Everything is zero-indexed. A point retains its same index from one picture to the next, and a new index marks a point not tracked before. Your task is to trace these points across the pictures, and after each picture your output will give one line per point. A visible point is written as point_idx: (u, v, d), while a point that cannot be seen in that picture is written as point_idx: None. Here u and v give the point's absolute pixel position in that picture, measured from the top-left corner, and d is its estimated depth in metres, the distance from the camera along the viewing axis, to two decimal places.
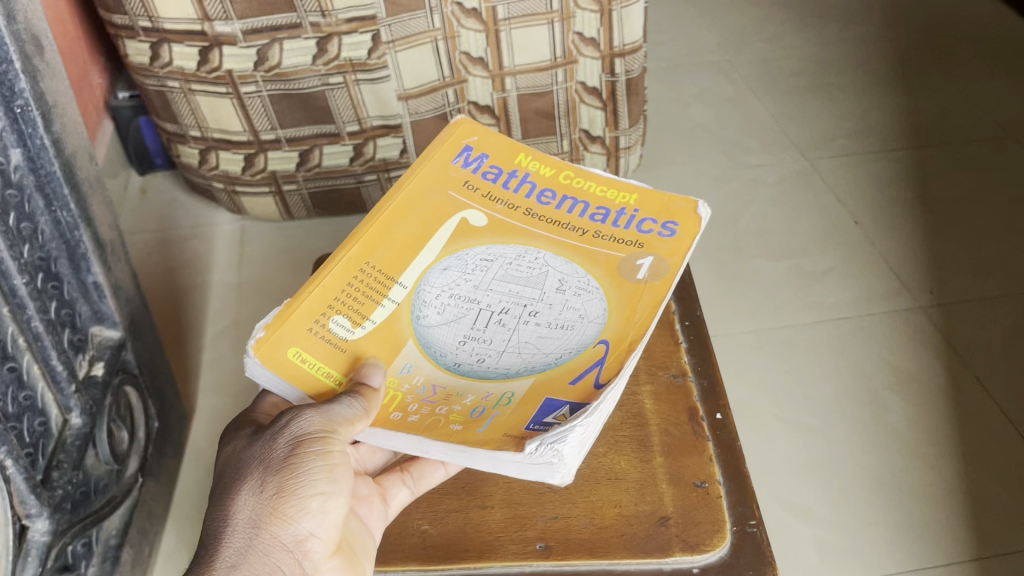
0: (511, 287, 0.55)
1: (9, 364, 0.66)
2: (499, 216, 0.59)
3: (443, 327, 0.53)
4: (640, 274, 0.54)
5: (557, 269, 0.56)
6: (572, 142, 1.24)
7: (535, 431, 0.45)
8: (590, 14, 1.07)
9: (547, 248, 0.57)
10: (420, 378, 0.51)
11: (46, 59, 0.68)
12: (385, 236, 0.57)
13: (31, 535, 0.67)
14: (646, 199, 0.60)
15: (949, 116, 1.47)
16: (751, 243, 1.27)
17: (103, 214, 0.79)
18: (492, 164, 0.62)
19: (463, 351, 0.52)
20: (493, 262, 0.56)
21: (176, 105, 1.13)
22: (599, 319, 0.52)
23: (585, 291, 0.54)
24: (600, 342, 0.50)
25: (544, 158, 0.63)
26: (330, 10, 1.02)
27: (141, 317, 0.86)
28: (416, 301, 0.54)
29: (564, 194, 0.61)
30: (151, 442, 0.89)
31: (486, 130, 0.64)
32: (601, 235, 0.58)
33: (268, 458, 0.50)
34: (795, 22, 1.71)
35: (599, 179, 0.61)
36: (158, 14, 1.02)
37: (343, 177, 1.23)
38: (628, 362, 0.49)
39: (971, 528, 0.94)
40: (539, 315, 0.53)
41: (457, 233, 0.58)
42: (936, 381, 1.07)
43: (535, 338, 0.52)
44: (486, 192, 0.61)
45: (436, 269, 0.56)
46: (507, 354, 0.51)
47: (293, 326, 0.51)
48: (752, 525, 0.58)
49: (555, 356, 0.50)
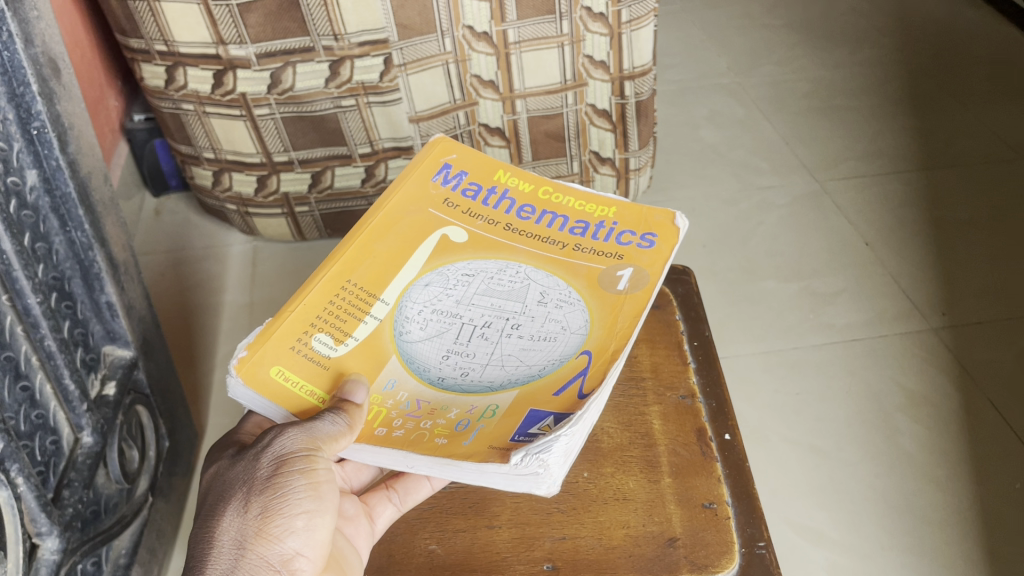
0: (493, 302, 0.55)
1: (22, 383, 0.66)
2: (479, 232, 0.59)
3: (426, 341, 0.53)
4: (619, 286, 0.55)
5: (538, 281, 0.56)
6: (582, 163, 1.25)
7: (521, 442, 0.45)
8: (600, 38, 1.09)
9: (528, 262, 0.57)
10: (404, 393, 0.50)
11: (62, 82, 0.70)
12: (365, 256, 0.57)
13: (41, 553, 0.67)
14: (624, 212, 0.61)
15: (960, 138, 1.47)
16: (762, 264, 1.27)
17: (117, 235, 0.80)
18: (471, 181, 0.62)
19: (447, 365, 0.51)
20: (475, 277, 0.56)
21: (190, 127, 1.14)
22: (580, 331, 0.52)
23: (567, 303, 0.54)
24: (583, 354, 0.50)
25: (521, 174, 0.63)
26: (343, 34, 1.04)
27: (152, 336, 0.87)
28: (399, 317, 0.54)
29: (542, 209, 0.60)
30: (161, 462, 0.90)
31: (466, 148, 0.64)
32: (581, 247, 0.58)
33: (249, 479, 0.49)
34: (804, 44, 1.72)
35: (577, 195, 0.61)
36: (173, 38, 1.03)
37: (354, 199, 1.24)
38: (612, 374, 0.49)
39: (984, 552, 0.92)
40: (522, 328, 0.53)
41: (438, 250, 0.58)
42: (948, 404, 1.07)
43: (517, 350, 0.52)
44: (466, 208, 0.60)
45: (418, 285, 0.56)
46: (490, 366, 0.51)
47: (275, 346, 0.51)
48: (760, 547, 0.57)
49: (537, 367, 0.50)
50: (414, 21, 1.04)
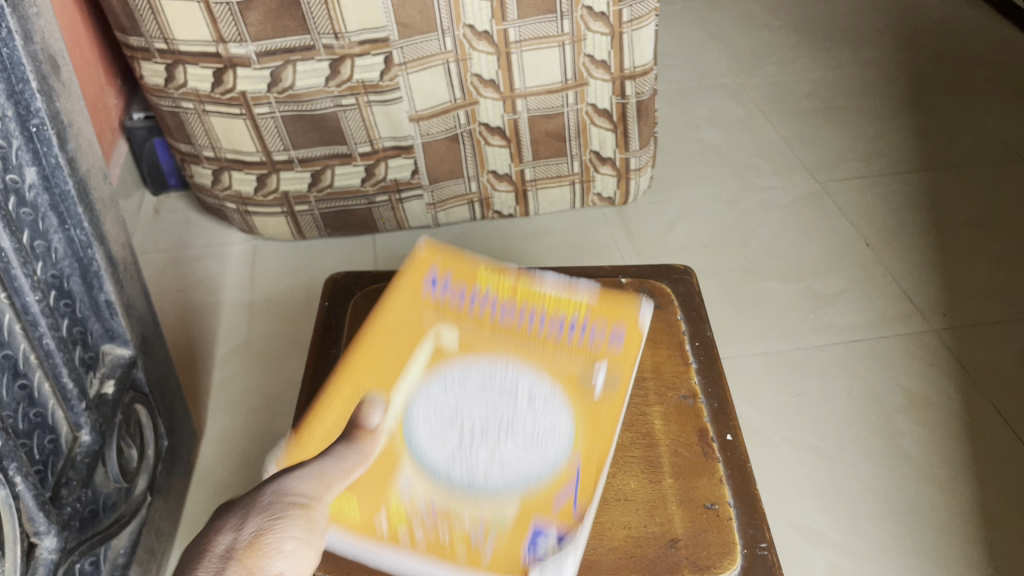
0: (487, 402, 0.60)
1: (20, 381, 0.66)
2: (470, 334, 0.65)
3: (433, 445, 0.57)
4: (596, 390, 0.61)
5: (524, 380, 0.61)
6: (582, 163, 1.25)
7: (534, 561, 0.51)
8: (601, 37, 1.10)
9: (515, 361, 0.63)
10: (419, 494, 0.55)
11: (62, 79, 0.70)
12: (371, 364, 0.63)
13: (39, 552, 0.67)
14: (593, 305, 0.68)
15: (960, 139, 1.47)
16: (762, 265, 1.26)
17: (116, 233, 0.80)
18: (457, 287, 0.69)
19: (454, 469, 0.56)
20: (470, 379, 0.61)
21: (190, 126, 1.14)
22: (568, 437, 0.58)
23: (553, 405, 0.60)
24: (573, 463, 0.56)
25: (501, 274, 0.70)
26: (343, 32, 1.04)
27: (151, 335, 0.87)
28: (406, 424, 0.59)
29: (523, 309, 0.67)
30: (160, 461, 0.89)
31: (450, 254, 0.71)
32: (560, 346, 0.64)
33: (219, 510, 0.37)
34: (805, 45, 1.72)
35: (551, 293, 0.68)
36: (173, 36, 1.03)
37: (354, 198, 1.23)
38: (598, 485, 0.55)
39: (986, 553, 0.92)
40: (516, 428, 0.58)
41: (434, 355, 0.63)
42: (949, 405, 1.06)
43: (514, 454, 0.57)
44: (456, 314, 0.67)
45: (421, 390, 0.61)
46: (492, 468, 0.56)
47: (303, 455, 0.57)
48: (762, 548, 0.56)
49: (534, 472, 0.56)
50: (415, 19, 1.04)
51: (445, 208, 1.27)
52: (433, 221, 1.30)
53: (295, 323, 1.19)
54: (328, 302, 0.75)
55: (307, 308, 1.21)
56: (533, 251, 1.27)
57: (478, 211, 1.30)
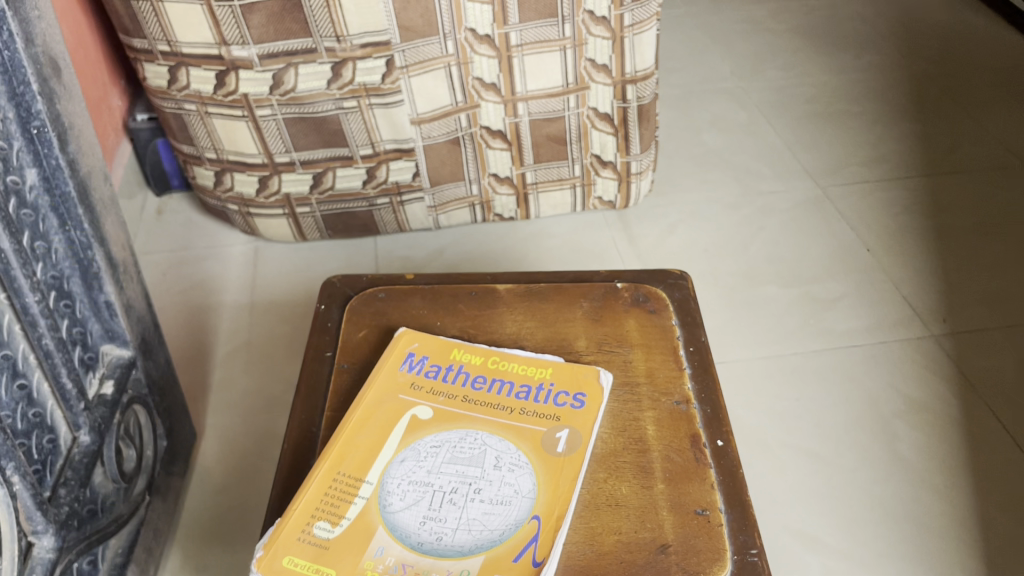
0: (457, 469, 0.59)
1: (19, 381, 0.67)
2: (442, 407, 0.63)
3: (405, 510, 0.56)
4: (559, 448, 0.60)
5: (493, 447, 0.60)
6: (583, 167, 1.25)
7: None
8: (602, 42, 1.10)
9: (484, 428, 0.62)
10: (392, 558, 0.53)
11: (64, 81, 0.70)
12: (351, 448, 0.60)
13: (36, 551, 0.67)
14: (559, 371, 0.67)
15: (963, 145, 1.47)
16: (762, 269, 1.26)
17: (116, 234, 0.80)
18: (432, 364, 0.67)
19: (424, 531, 0.55)
20: (441, 447, 0.60)
21: (192, 127, 1.15)
22: (530, 494, 0.57)
23: (518, 467, 0.59)
24: (533, 519, 0.56)
25: (474, 349, 0.69)
26: (345, 35, 1.05)
27: (151, 335, 0.87)
28: (381, 493, 0.57)
29: (493, 378, 0.66)
30: (159, 461, 0.90)
31: (426, 335, 0.70)
32: (526, 410, 0.63)
33: None
34: (808, 49, 1.72)
35: (520, 360, 0.68)
36: (176, 38, 1.04)
37: (355, 201, 1.23)
38: (560, 541, 0.55)
39: (982, 561, 0.92)
40: (482, 492, 0.57)
41: (409, 429, 0.62)
42: (948, 411, 1.06)
43: (481, 515, 0.56)
44: (430, 387, 0.65)
45: (395, 461, 0.59)
46: (459, 531, 0.55)
47: (285, 540, 0.55)
48: (752, 554, 0.56)
49: (498, 532, 0.55)
50: (416, 23, 1.05)
51: (446, 211, 1.28)
52: (434, 224, 1.30)
53: (296, 325, 1.19)
54: (324, 305, 0.75)
55: (307, 310, 1.21)
56: (534, 255, 1.28)
57: (480, 214, 1.30)
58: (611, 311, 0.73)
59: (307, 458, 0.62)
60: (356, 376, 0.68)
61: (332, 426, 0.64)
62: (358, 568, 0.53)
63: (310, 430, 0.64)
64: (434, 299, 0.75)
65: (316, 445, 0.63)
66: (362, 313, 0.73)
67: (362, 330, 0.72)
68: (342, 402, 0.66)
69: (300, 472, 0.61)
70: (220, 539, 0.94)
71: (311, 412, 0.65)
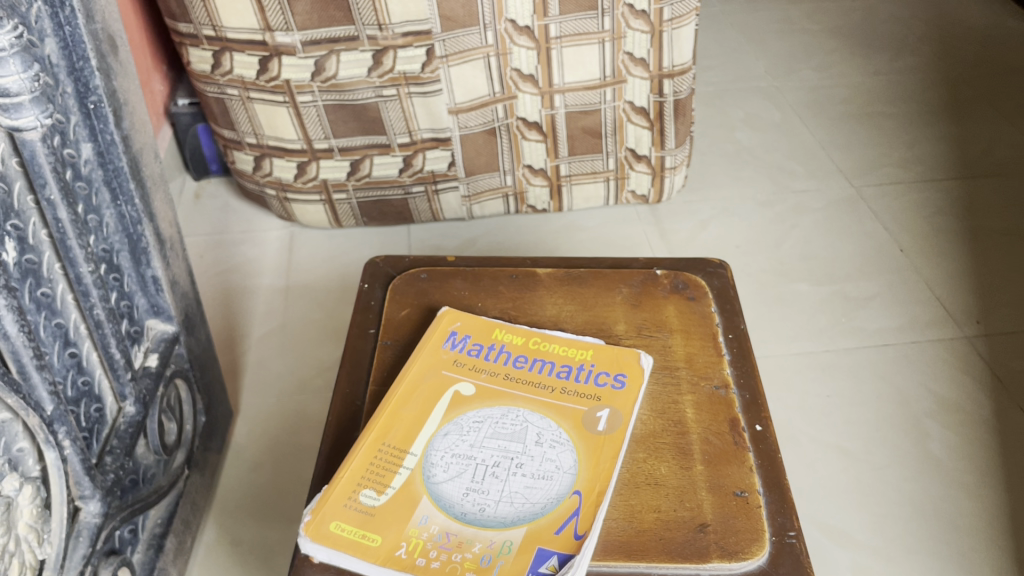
0: (500, 444, 0.60)
1: (71, 349, 0.68)
2: (485, 384, 0.64)
3: (449, 482, 0.57)
4: (600, 426, 0.61)
5: (535, 424, 0.61)
6: (617, 160, 1.26)
7: None
8: (641, 35, 1.11)
9: (525, 406, 0.63)
10: (436, 527, 0.55)
11: (119, 58, 0.72)
12: (395, 420, 0.62)
13: (82, 516, 0.69)
14: (599, 353, 0.68)
15: (999, 148, 1.46)
16: (795, 267, 1.26)
17: (164, 210, 0.81)
18: (474, 342, 0.68)
19: (467, 502, 0.56)
20: (483, 423, 0.61)
21: (234, 112, 1.16)
22: (571, 470, 0.58)
23: (559, 444, 0.60)
24: (574, 493, 0.56)
25: (516, 330, 0.70)
26: (387, 24, 1.06)
27: (193, 313, 0.89)
28: (425, 464, 0.58)
29: (533, 358, 0.67)
30: (197, 436, 0.92)
31: (469, 315, 0.71)
32: (567, 390, 0.64)
33: None
34: (843, 51, 1.71)
35: (560, 342, 0.68)
36: (222, 23, 1.06)
37: (391, 188, 1.24)
38: (600, 515, 0.55)
39: (1014, 561, 0.92)
40: (524, 467, 0.58)
41: (451, 404, 0.63)
42: (981, 412, 1.06)
43: (523, 488, 0.57)
44: (472, 365, 0.66)
45: (439, 435, 0.60)
46: (502, 503, 0.56)
47: (332, 506, 0.56)
48: (790, 536, 0.56)
49: (539, 505, 0.56)
50: (457, 13, 1.06)
51: (479, 202, 1.28)
52: (468, 214, 1.31)
53: (330, 309, 1.21)
54: (367, 284, 0.76)
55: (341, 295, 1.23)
56: (566, 247, 1.29)
57: (513, 204, 1.30)
58: (651, 297, 0.74)
59: (351, 430, 0.63)
60: (399, 353, 0.69)
61: (375, 400, 0.65)
62: (403, 535, 0.54)
63: (354, 403, 0.65)
64: (474, 282, 0.75)
65: (360, 418, 0.64)
66: (404, 293, 0.75)
67: (405, 309, 0.73)
68: (385, 377, 0.67)
69: (344, 443, 0.62)
70: (254, 515, 0.96)
71: (355, 387, 0.67)
